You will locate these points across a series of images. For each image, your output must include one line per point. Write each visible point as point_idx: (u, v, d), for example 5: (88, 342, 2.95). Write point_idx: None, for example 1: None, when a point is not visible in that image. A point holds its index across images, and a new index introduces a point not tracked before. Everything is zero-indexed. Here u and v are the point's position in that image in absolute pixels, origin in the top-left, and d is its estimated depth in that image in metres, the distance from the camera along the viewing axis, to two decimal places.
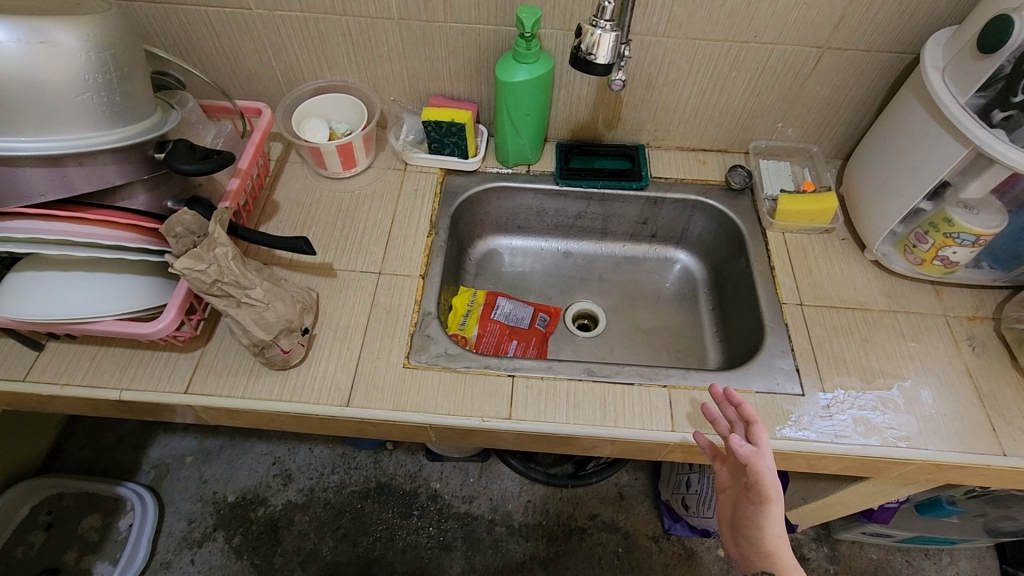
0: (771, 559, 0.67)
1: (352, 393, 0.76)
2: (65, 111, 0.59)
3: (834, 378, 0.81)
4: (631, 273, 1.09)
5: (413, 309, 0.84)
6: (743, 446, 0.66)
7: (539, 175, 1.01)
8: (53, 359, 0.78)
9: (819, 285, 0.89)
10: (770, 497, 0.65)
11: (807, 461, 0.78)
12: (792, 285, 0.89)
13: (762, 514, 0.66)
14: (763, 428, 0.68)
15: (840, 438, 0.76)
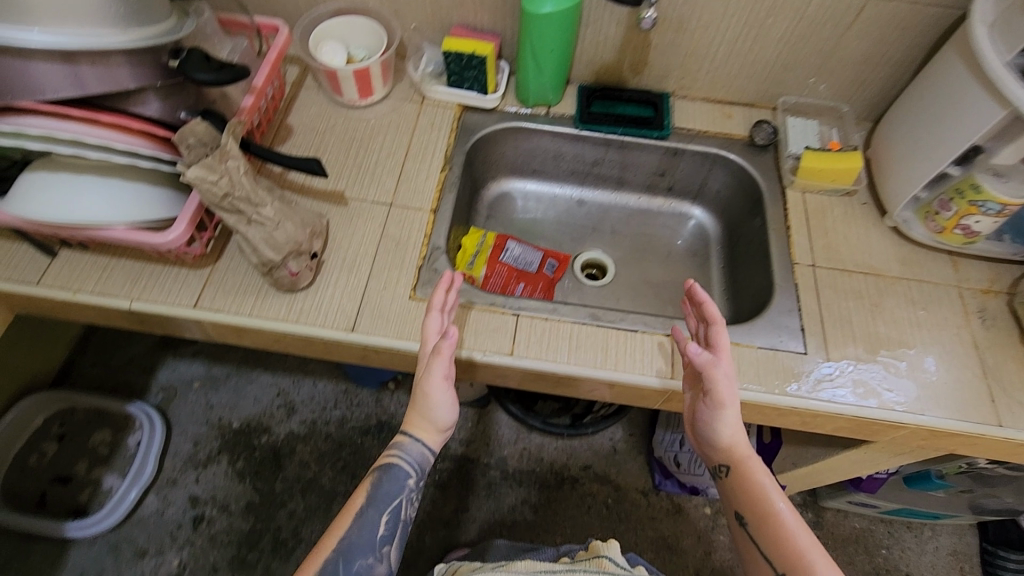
0: (728, 454, 0.71)
1: (357, 320, 0.77)
2: (78, 6, 0.58)
3: (839, 339, 0.81)
4: (644, 226, 1.08)
5: (422, 243, 0.84)
6: (700, 354, 0.70)
7: (558, 118, 0.98)
8: (65, 266, 0.78)
9: (834, 247, 0.88)
10: (723, 398, 0.69)
11: (802, 419, 0.78)
12: (806, 246, 0.88)
13: (717, 414, 0.70)
14: (723, 333, 0.72)
15: (838, 398, 0.76)
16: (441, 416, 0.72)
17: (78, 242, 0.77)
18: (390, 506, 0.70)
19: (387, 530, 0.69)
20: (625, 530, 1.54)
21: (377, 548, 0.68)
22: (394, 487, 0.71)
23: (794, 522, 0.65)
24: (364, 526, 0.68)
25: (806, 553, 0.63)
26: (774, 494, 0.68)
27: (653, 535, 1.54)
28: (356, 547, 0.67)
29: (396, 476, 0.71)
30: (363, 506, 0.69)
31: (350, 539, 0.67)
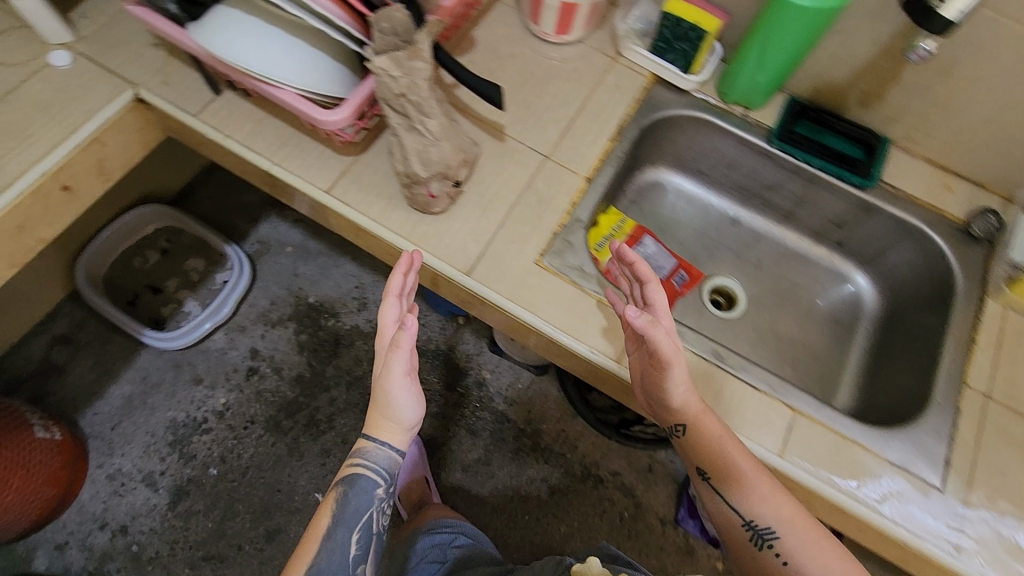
0: (683, 414, 0.66)
1: (475, 265, 0.73)
2: None
3: (984, 489, 0.68)
4: (794, 272, 0.96)
5: (565, 210, 0.77)
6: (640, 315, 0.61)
7: (753, 124, 0.87)
8: (224, 108, 0.78)
9: (1018, 384, 0.74)
10: (673, 364, 0.62)
11: (904, 555, 0.68)
12: (985, 369, 0.74)
13: (666, 378, 0.63)
14: (659, 288, 0.66)
15: (960, 554, 0.65)
16: (405, 415, 0.69)
17: (243, 88, 0.76)
18: (360, 522, 0.69)
19: (359, 545, 0.69)
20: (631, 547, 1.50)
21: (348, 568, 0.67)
22: (362, 501, 0.69)
23: (754, 479, 0.64)
24: (332, 550, 0.66)
25: (768, 500, 0.63)
26: (725, 445, 0.65)
27: (656, 565, 1.49)
28: (328, 571, 0.65)
29: (362, 486, 0.70)
30: (328, 528, 0.67)
31: (319, 565, 0.65)
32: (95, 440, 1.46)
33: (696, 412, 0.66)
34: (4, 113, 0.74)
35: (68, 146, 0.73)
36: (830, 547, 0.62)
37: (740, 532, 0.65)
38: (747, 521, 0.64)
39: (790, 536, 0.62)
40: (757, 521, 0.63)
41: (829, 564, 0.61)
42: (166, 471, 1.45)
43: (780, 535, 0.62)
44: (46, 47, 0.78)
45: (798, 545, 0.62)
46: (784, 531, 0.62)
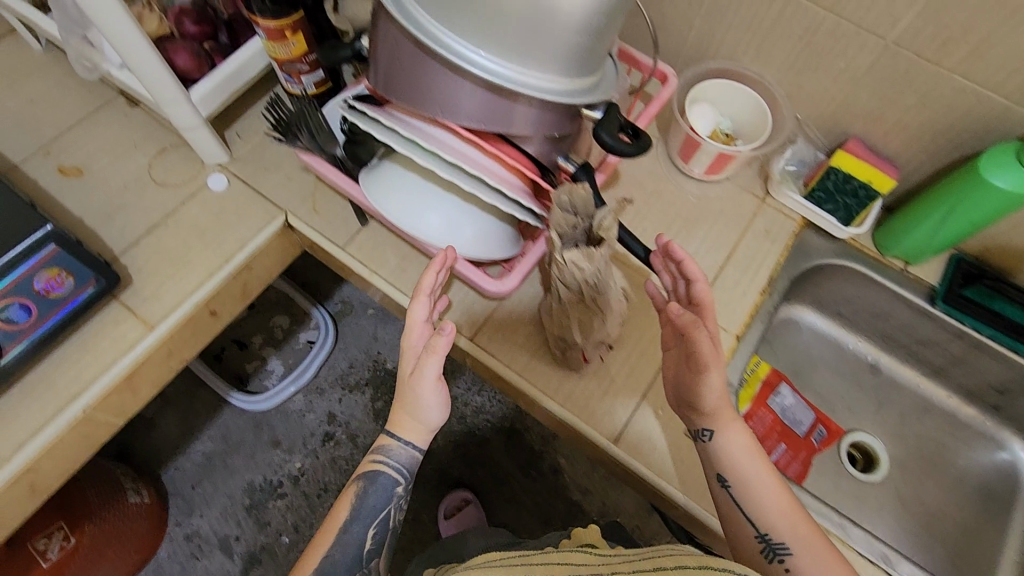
0: (709, 417, 0.60)
1: (622, 432, 0.69)
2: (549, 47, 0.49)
3: None
4: (940, 432, 0.88)
5: None
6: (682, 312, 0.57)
7: (912, 280, 0.80)
8: (370, 239, 0.77)
9: None
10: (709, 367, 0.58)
11: None
12: None
13: (702, 380, 0.59)
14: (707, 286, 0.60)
15: None
16: (431, 417, 0.62)
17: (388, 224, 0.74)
18: (377, 520, 0.64)
19: (375, 544, 0.64)
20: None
21: (361, 563, 0.63)
22: (381, 498, 0.64)
23: (772, 490, 0.58)
24: (347, 545, 0.62)
25: (786, 518, 0.56)
26: (745, 450, 0.60)
27: None
28: (340, 565, 0.62)
29: (381, 485, 0.64)
30: (345, 523, 0.63)
31: (333, 558, 0.62)
32: (177, 498, 1.49)
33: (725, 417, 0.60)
34: (163, 236, 0.75)
35: (221, 274, 0.74)
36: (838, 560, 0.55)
37: (750, 545, 0.58)
38: (758, 532, 0.57)
39: (800, 550, 0.55)
40: (770, 533, 0.57)
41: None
42: (241, 535, 1.47)
43: (793, 552, 0.55)
44: (203, 167, 0.80)
45: (808, 560, 0.54)
46: (800, 549, 0.55)
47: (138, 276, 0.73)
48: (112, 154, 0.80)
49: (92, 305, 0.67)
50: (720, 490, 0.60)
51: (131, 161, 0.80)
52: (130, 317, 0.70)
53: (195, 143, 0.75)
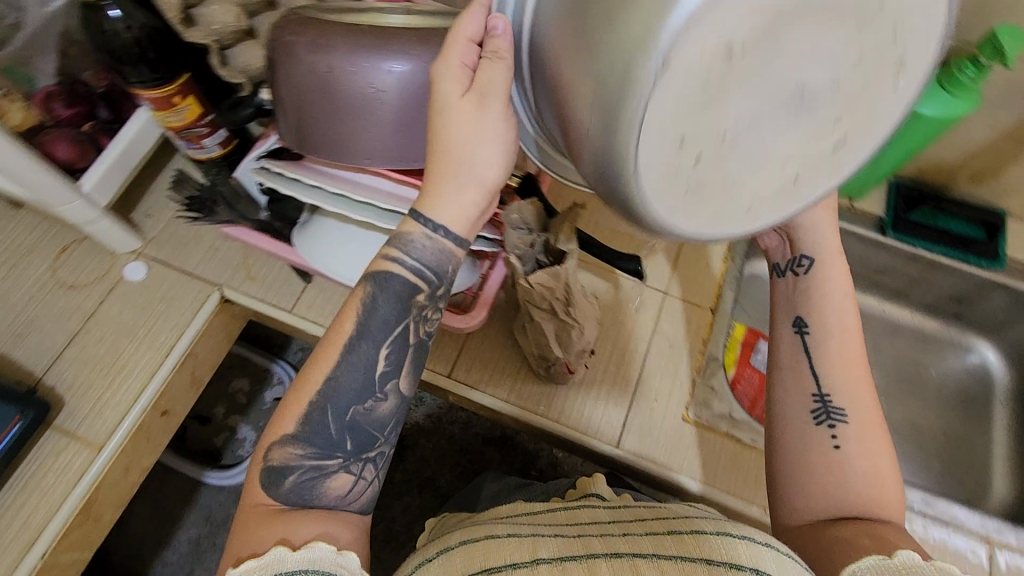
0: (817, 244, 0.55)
1: (622, 434, 0.67)
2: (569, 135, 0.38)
3: None
4: (912, 352, 0.91)
5: (698, 351, 0.72)
6: None
7: (861, 216, 0.82)
8: (317, 296, 0.73)
9: None
10: None
11: None
12: None
13: None
14: None
15: None
16: (476, 160, 0.44)
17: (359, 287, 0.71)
18: (392, 336, 0.50)
19: (388, 365, 0.51)
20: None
21: (373, 387, 0.51)
22: (391, 310, 0.50)
23: (849, 355, 0.53)
24: (355, 367, 0.50)
25: (854, 389, 0.52)
26: (841, 311, 0.54)
27: None
28: (342, 391, 0.50)
29: (391, 289, 0.50)
30: (351, 338, 0.49)
31: (336, 379, 0.49)
32: None
33: (829, 263, 0.55)
34: (88, 344, 0.68)
35: (165, 370, 0.68)
36: (893, 463, 0.50)
37: (801, 399, 0.53)
38: (819, 391, 0.53)
39: (854, 421, 0.51)
40: (831, 395, 0.52)
41: (887, 485, 0.49)
42: None
43: (848, 418, 0.51)
44: (116, 258, 0.72)
45: (857, 433, 0.51)
46: (853, 416, 0.51)
47: (70, 395, 0.65)
48: (6, 265, 0.71)
49: (26, 441, 0.60)
50: (790, 330, 0.55)
51: (31, 267, 0.71)
52: (72, 442, 0.63)
53: (101, 236, 0.68)
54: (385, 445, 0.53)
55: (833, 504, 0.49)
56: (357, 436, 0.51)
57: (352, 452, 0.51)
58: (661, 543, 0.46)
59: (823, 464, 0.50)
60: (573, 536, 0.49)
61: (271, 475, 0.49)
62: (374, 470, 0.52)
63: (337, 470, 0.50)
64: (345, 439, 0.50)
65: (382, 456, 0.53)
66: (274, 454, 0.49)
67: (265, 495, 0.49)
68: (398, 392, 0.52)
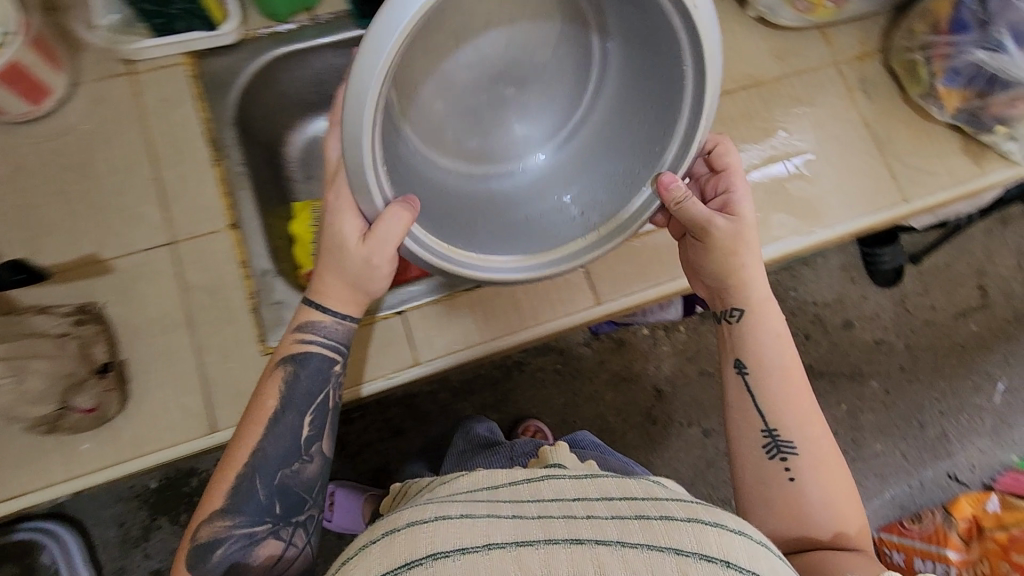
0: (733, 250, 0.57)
1: (215, 415, 0.59)
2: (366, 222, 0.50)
3: None
4: None
5: (241, 274, 0.63)
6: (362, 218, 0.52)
7: (330, 24, 0.72)
8: None
9: None
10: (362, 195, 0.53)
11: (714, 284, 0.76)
12: None
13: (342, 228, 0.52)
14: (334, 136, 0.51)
15: None
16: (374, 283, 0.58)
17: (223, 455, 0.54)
18: (311, 404, 0.58)
19: (310, 436, 0.58)
20: (642, 436, 1.58)
21: (300, 451, 0.57)
22: (316, 382, 0.59)
23: (771, 340, 0.58)
24: (277, 442, 0.56)
25: (814, 447, 0.55)
26: (780, 364, 0.58)
27: (609, 376, 1.59)
28: (266, 472, 0.55)
29: (313, 367, 0.58)
30: (276, 412, 0.56)
31: (264, 456, 0.55)
32: None
33: (759, 309, 0.59)
34: None
35: None
36: (840, 470, 0.55)
37: (755, 439, 0.57)
38: (765, 427, 0.56)
39: (802, 450, 0.55)
40: (777, 427, 0.56)
41: (838, 498, 0.54)
42: None
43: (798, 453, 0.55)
44: None
45: (808, 465, 0.55)
46: (811, 465, 0.55)
47: None
48: None
49: None
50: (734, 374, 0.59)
51: None
52: None
53: None
54: (316, 507, 0.58)
55: (797, 527, 0.53)
56: (287, 502, 0.56)
57: (280, 516, 0.55)
58: (627, 526, 0.42)
59: (780, 491, 0.55)
60: (534, 516, 0.44)
61: (199, 551, 0.52)
62: (305, 533, 0.57)
63: (268, 537, 0.54)
64: (273, 504, 0.55)
65: (315, 517, 0.58)
66: (204, 530, 0.53)
67: (195, 573, 0.52)
68: (322, 453, 0.59)
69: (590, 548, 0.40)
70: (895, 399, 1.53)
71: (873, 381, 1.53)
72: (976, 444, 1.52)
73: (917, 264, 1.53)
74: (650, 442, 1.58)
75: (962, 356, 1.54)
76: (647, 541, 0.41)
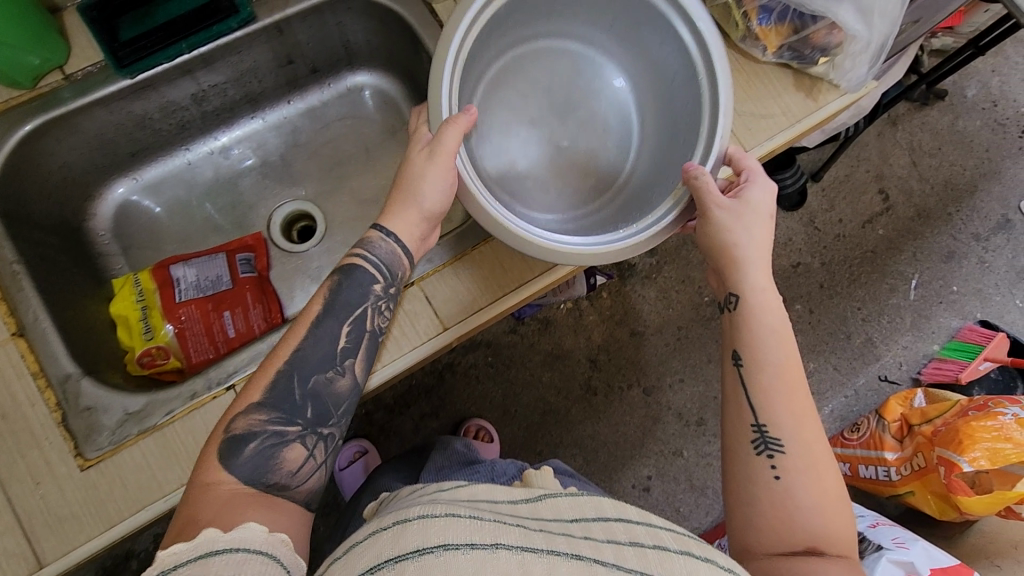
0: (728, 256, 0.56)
1: (37, 550, 0.53)
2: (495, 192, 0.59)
3: None
4: (321, 133, 0.82)
5: (37, 385, 0.57)
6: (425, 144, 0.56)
7: (88, 78, 0.64)
8: None
9: None
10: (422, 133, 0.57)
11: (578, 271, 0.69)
12: None
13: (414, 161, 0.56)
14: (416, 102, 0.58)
15: None
16: (432, 200, 0.56)
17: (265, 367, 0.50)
18: (354, 315, 0.54)
19: (350, 342, 0.53)
20: (592, 416, 1.34)
21: (334, 361, 0.52)
22: (356, 288, 0.54)
23: (778, 325, 0.55)
24: (318, 341, 0.52)
25: (811, 447, 0.52)
26: (781, 368, 0.53)
27: (543, 356, 1.36)
28: (306, 360, 0.51)
29: (358, 276, 0.55)
30: (319, 312, 0.53)
31: (301, 352, 0.51)
32: None
33: (757, 298, 0.56)
34: None
35: None
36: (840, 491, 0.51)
37: (743, 431, 0.53)
38: (756, 424, 0.52)
39: (794, 448, 0.51)
40: (769, 425, 0.52)
41: (837, 521, 0.49)
42: None
43: (788, 449, 0.51)
44: None
45: (800, 466, 0.51)
46: (800, 456, 0.51)
47: None
48: None
49: None
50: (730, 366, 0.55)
51: None
52: None
53: None
54: (340, 428, 0.51)
55: (790, 537, 0.48)
56: (318, 409, 0.50)
57: (310, 421, 0.50)
58: (621, 551, 0.40)
59: (770, 497, 0.50)
60: (537, 529, 0.40)
61: (229, 446, 0.46)
62: (330, 451, 0.50)
63: (295, 441, 0.48)
64: (306, 409, 0.50)
65: (338, 437, 0.51)
66: (238, 424, 0.47)
67: (222, 470, 0.45)
68: (354, 376, 0.53)
69: (588, 566, 0.38)
70: (820, 317, 1.39)
71: (795, 306, 1.39)
72: (899, 342, 1.38)
73: (816, 182, 1.44)
74: (593, 411, 1.35)
75: (875, 262, 1.41)
76: (642, 570, 0.39)
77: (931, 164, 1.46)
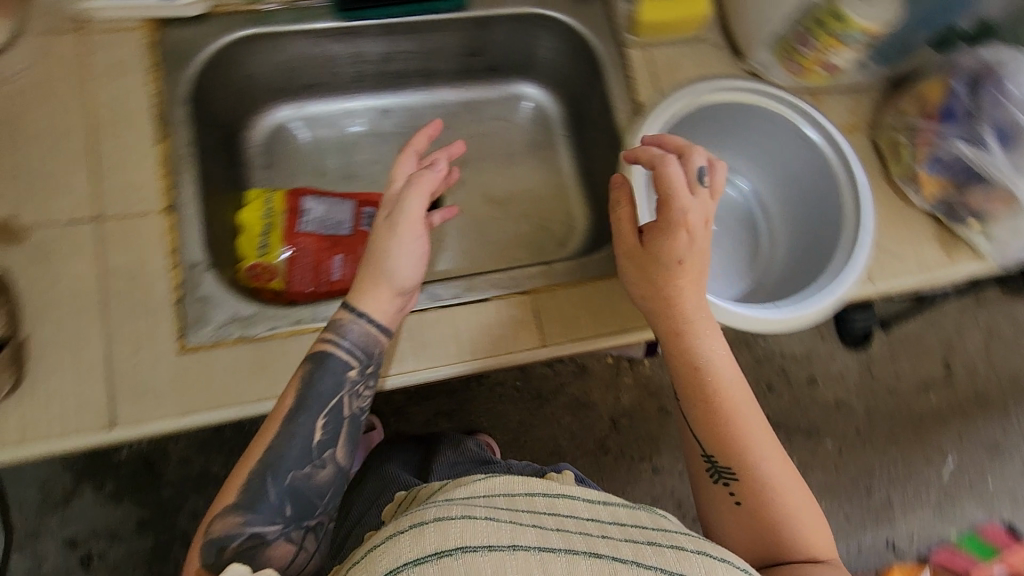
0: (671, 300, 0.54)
1: (114, 409, 0.55)
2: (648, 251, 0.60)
3: None
4: (472, 125, 0.85)
5: (167, 262, 0.59)
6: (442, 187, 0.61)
7: (305, 9, 0.69)
8: None
9: (676, 67, 0.72)
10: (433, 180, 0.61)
11: None
12: (644, 82, 0.72)
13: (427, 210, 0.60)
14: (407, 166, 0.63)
15: None
16: (405, 269, 0.58)
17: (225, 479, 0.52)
18: (326, 409, 0.55)
19: (327, 435, 0.55)
20: (594, 471, 1.33)
21: (311, 457, 0.54)
22: (330, 384, 0.55)
23: (720, 358, 0.54)
24: (291, 439, 0.53)
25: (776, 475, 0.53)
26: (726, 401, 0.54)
27: (568, 399, 1.36)
28: (281, 460, 0.52)
29: (332, 368, 0.55)
30: (289, 410, 0.54)
31: (275, 452, 0.53)
32: None
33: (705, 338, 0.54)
34: None
35: None
36: (812, 510, 0.52)
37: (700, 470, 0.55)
38: (705, 455, 0.54)
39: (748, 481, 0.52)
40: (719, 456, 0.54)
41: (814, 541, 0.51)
42: None
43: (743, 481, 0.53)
44: None
45: (756, 499, 0.52)
46: (761, 493, 0.52)
47: None
48: None
49: None
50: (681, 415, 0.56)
51: None
52: None
53: None
54: (326, 515, 0.55)
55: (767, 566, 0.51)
56: (300, 504, 0.53)
57: (292, 517, 0.52)
58: (663, 556, 0.39)
59: (737, 521, 0.53)
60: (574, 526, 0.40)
61: (208, 548, 0.50)
62: (318, 541, 0.54)
63: (278, 539, 0.51)
64: (285, 507, 0.52)
65: (324, 525, 0.55)
66: (214, 526, 0.50)
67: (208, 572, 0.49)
68: (336, 463, 0.55)
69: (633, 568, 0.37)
70: (848, 462, 1.36)
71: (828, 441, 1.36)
72: (918, 515, 1.34)
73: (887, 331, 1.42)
74: (599, 469, 1.33)
75: (919, 429, 1.38)
76: None
77: (1005, 355, 1.43)
